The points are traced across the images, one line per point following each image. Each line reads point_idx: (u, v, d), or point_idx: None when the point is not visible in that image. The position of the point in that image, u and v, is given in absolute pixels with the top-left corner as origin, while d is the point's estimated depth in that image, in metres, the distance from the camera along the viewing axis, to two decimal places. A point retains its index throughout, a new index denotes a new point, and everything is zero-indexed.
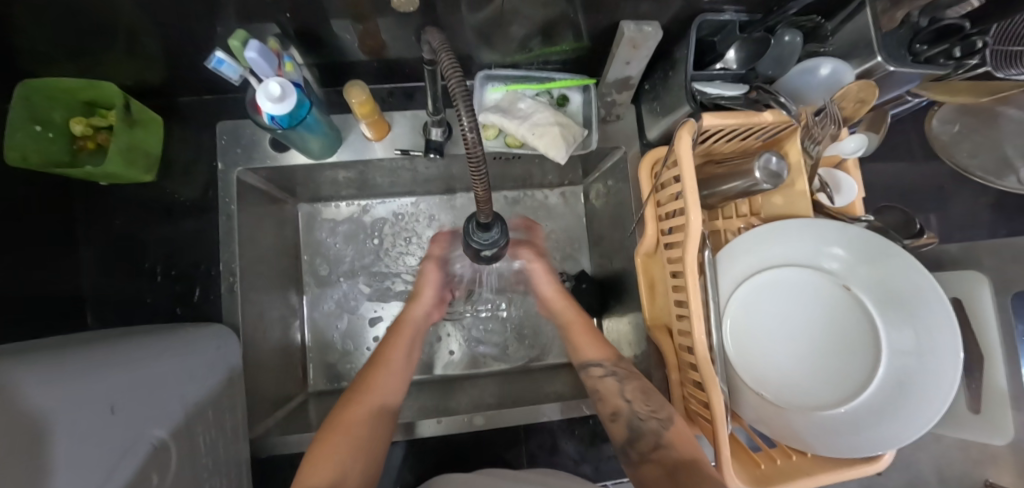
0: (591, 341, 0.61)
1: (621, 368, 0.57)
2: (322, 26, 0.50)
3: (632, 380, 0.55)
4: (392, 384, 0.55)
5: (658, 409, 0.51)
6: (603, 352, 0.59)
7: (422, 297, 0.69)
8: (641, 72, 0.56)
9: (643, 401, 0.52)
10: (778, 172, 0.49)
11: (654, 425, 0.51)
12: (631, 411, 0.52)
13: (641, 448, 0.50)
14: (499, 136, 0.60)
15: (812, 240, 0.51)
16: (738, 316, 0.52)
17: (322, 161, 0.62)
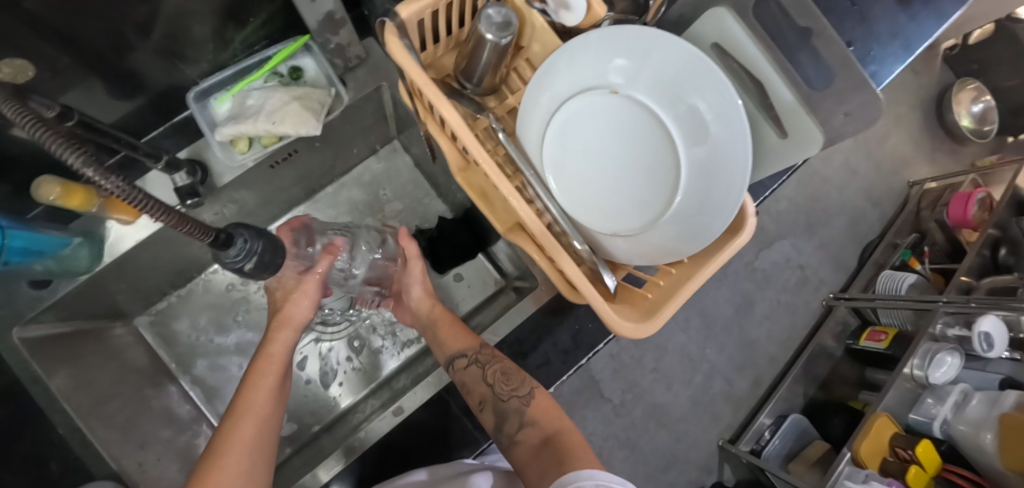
0: (456, 333, 0.60)
1: (484, 354, 0.57)
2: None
3: (490, 362, 0.56)
4: (268, 396, 0.50)
5: (518, 389, 0.55)
6: (465, 343, 0.58)
7: (297, 304, 0.55)
8: (336, 1, 0.49)
9: (503, 382, 0.55)
10: (504, 22, 0.46)
11: (517, 403, 0.54)
12: (494, 395, 0.55)
13: (507, 431, 0.54)
14: (253, 144, 0.54)
15: (582, 66, 0.48)
16: (556, 173, 0.50)
17: (98, 269, 0.56)
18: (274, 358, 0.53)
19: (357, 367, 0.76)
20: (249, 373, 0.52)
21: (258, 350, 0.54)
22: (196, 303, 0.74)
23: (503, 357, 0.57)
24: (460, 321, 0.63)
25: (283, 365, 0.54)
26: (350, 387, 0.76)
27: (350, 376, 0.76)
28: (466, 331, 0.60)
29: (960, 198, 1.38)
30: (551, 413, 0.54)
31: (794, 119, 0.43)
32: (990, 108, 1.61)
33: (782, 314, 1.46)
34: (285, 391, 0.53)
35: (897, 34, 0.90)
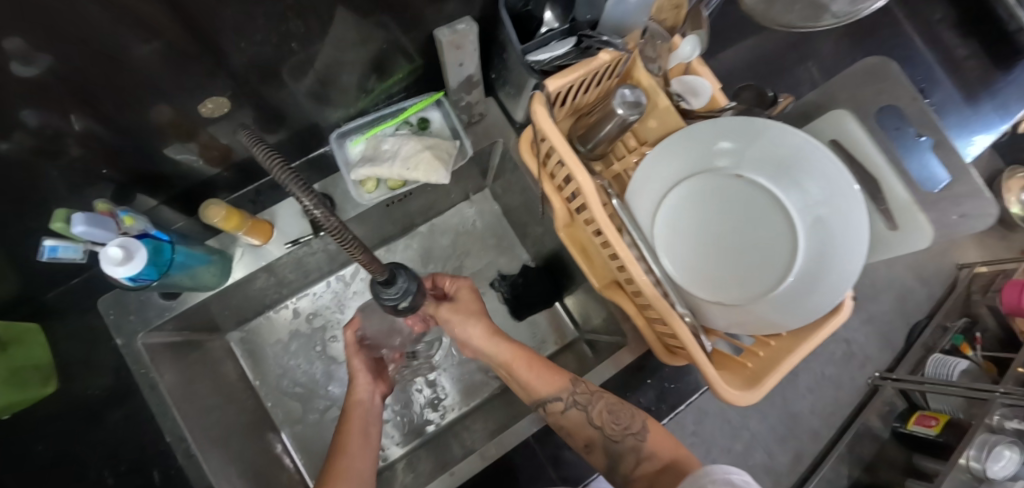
0: (540, 374, 0.54)
1: (580, 394, 0.53)
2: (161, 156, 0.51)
3: (593, 409, 0.53)
4: (362, 447, 0.54)
5: (630, 425, 0.52)
6: (553, 385, 0.53)
7: (358, 382, 0.59)
8: (478, 66, 0.56)
9: (611, 423, 0.52)
10: (635, 101, 0.51)
11: (633, 442, 0.51)
12: (603, 436, 0.52)
13: (624, 471, 0.51)
14: (380, 184, 0.59)
15: (697, 147, 0.52)
16: (668, 243, 0.53)
17: (222, 287, 0.59)
18: (357, 414, 0.57)
19: (407, 420, 0.73)
20: (342, 426, 0.56)
21: (342, 410, 0.58)
22: (283, 325, 0.76)
23: (603, 393, 0.54)
24: (546, 362, 0.55)
25: (363, 431, 0.55)
26: (399, 437, 0.72)
27: (398, 424, 0.73)
28: (554, 370, 0.55)
29: (1014, 287, 1.36)
30: (671, 446, 0.51)
31: (905, 216, 0.45)
32: None
33: (828, 388, 1.45)
34: (372, 438, 0.55)
35: (965, 128, 0.94)
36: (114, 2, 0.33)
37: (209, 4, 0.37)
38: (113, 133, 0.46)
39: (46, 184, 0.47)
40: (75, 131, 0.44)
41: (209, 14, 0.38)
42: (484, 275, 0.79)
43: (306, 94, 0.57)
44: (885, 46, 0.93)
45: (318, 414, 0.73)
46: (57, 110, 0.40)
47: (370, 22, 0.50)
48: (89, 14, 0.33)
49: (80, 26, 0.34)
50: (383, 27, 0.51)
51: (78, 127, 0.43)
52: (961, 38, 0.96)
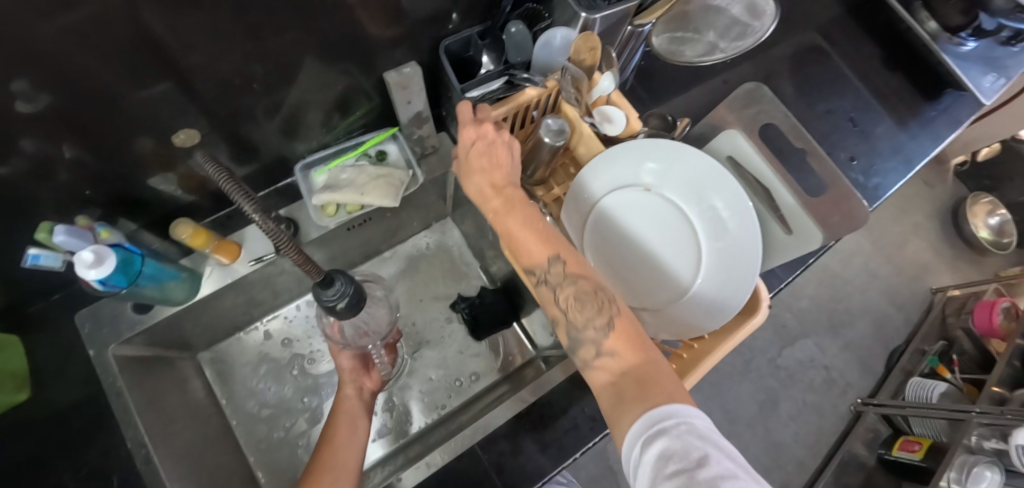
0: (533, 242, 0.48)
1: (554, 273, 0.47)
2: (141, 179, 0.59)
3: (571, 287, 0.46)
4: (350, 452, 0.58)
5: (594, 317, 0.45)
6: (537, 254, 0.48)
7: (343, 370, 0.66)
8: (426, 104, 0.64)
9: (578, 310, 0.46)
10: (559, 129, 0.57)
11: (596, 333, 0.45)
12: (567, 320, 0.47)
13: (582, 356, 0.46)
14: (340, 209, 0.66)
15: (623, 164, 0.57)
16: (594, 254, 0.58)
17: (190, 304, 0.64)
18: (343, 413, 0.62)
19: (389, 423, 0.76)
20: (329, 425, 0.61)
21: (332, 408, 0.63)
22: (254, 346, 0.80)
23: (582, 279, 0.46)
24: (543, 224, 0.49)
25: (350, 423, 0.61)
26: (380, 439, 0.75)
27: (381, 428, 0.75)
28: (546, 235, 0.48)
29: (983, 306, 1.40)
30: (636, 348, 0.43)
31: (798, 221, 0.51)
32: (1007, 221, 1.71)
33: (809, 415, 1.48)
34: (357, 438, 0.60)
35: (899, 151, 0.97)
36: (99, 50, 0.41)
37: (180, 50, 0.45)
38: (99, 162, 0.53)
39: (36, 207, 0.53)
40: (67, 159, 0.50)
41: (187, 60, 0.47)
42: (445, 297, 0.84)
43: (277, 131, 0.65)
44: (822, 80, 1.01)
45: (284, 430, 0.76)
46: (52, 140, 0.47)
47: (329, 67, 0.59)
48: (79, 60, 0.41)
49: (70, 70, 0.41)
50: (341, 69, 0.61)
51: (70, 156, 0.50)
52: (894, 71, 1.04)
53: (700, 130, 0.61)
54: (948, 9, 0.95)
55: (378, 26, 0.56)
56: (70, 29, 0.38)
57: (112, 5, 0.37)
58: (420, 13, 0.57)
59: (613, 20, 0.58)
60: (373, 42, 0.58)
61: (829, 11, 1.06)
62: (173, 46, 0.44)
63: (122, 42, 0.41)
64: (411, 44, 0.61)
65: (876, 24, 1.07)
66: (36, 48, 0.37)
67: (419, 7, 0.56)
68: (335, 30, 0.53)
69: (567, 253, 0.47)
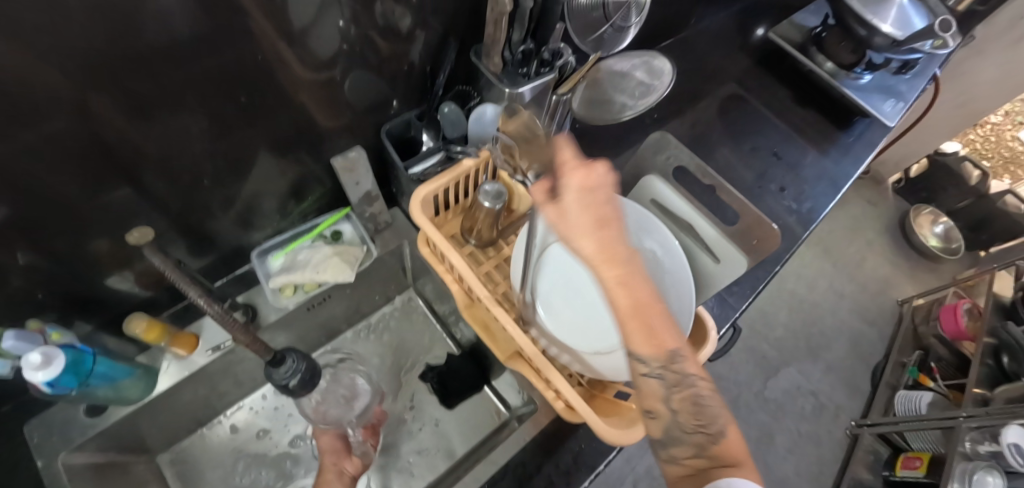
0: (642, 332, 0.38)
1: (676, 369, 0.40)
2: (100, 281, 0.60)
3: (678, 381, 0.40)
4: None
5: (704, 423, 0.41)
6: (652, 348, 0.38)
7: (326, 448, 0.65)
8: (374, 183, 0.69)
9: (690, 412, 0.41)
10: (497, 192, 0.62)
11: (703, 436, 0.41)
12: (674, 419, 0.41)
13: (672, 452, 0.43)
14: (299, 289, 0.69)
15: (556, 220, 0.62)
16: (545, 305, 0.61)
17: (146, 401, 0.64)
18: None
19: None
20: None
21: None
22: (218, 443, 0.77)
23: (697, 380, 0.41)
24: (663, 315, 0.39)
25: None
26: None
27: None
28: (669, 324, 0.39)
29: (947, 310, 1.45)
30: (740, 457, 0.40)
31: (722, 249, 0.55)
32: (950, 228, 1.83)
33: (808, 445, 1.46)
34: None
35: (826, 177, 1.05)
36: (54, 164, 0.44)
37: (134, 152, 0.49)
38: (54, 267, 0.54)
39: None
40: (21, 266, 0.51)
41: (140, 162, 0.50)
42: (414, 368, 0.84)
43: (233, 225, 0.68)
44: (745, 122, 1.11)
45: None
46: (6, 247, 0.48)
47: (278, 157, 0.64)
48: (34, 175, 0.43)
49: (26, 180, 0.43)
50: (291, 159, 0.65)
51: (24, 262, 0.51)
52: (807, 107, 1.16)
53: (624, 179, 0.67)
54: (840, 50, 1.08)
55: (321, 117, 0.62)
56: (26, 145, 0.40)
57: (65, 117, 0.41)
58: (359, 101, 0.64)
59: (538, 91, 0.66)
60: (319, 130, 0.64)
61: (740, 63, 1.20)
62: (127, 149, 0.48)
63: (74, 153, 0.44)
64: (354, 130, 0.67)
65: (783, 70, 1.21)
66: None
67: (358, 96, 0.63)
68: (282, 125, 0.59)
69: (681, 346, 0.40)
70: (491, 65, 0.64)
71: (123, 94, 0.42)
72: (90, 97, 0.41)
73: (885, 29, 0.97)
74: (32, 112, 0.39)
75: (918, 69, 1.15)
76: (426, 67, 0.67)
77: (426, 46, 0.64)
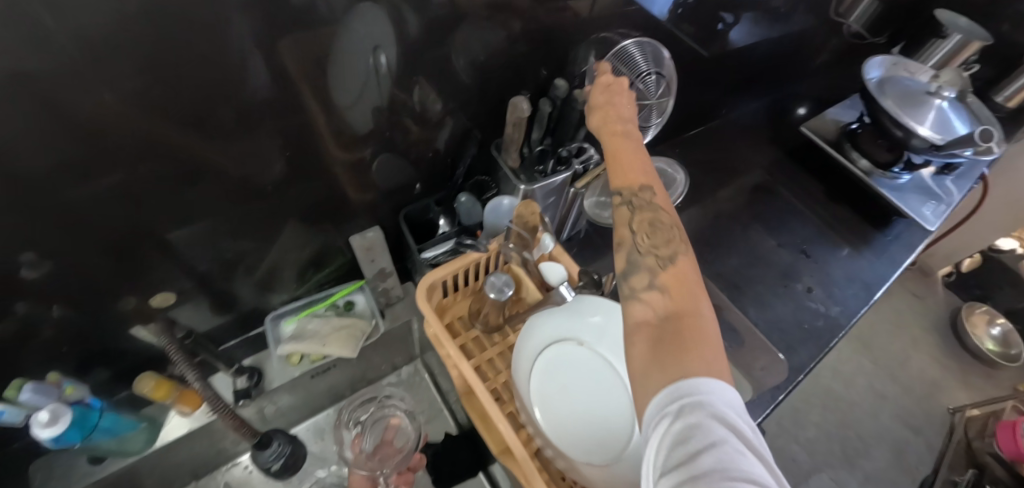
0: (618, 170, 0.51)
1: (643, 197, 0.48)
2: (125, 339, 0.64)
3: (647, 206, 0.47)
4: None
5: (660, 247, 0.45)
6: (632, 178, 0.50)
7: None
8: (389, 260, 0.71)
9: (648, 236, 0.46)
10: (504, 285, 0.62)
11: (654, 260, 0.44)
12: (632, 244, 0.46)
13: (630, 283, 0.44)
14: (304, 358, 0.70)
15: (557, 318, 0.62)
16: (541, 405, 0.57)
17: (146, 453, 0.67)
18: None
19: None
20: None
21: None
22: None
23: (660, 209, 0.47)
24: (644, 163, 0.51)
25: None
26: None
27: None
28: (643, 164, 0.51)
29: (1005, 429, 1.29)
30: (687, 289, 0.42)
31: None
32: (1009, 330, 1.67)
33: None
34: None
35: (856, 277, 1.00)
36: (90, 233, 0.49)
37: (165, 217, 0.53)
38: (83, 320, 0.58)
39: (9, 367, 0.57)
40: (55, 319, 0.55)
41: (169, 233, 0.55)
42: None
43: (252, 291, 0.72)
44: (771, 212, 1.09)
45: None
46: (43, 301, 0.52)
47: (298, 230, 0.67)
48: (71, 241, 0.48)
49: (60, 236, 0.47)
50: (311, 233, 0.69)
51: (56, 315, 0.54)
52: (837, 203, 1.13)
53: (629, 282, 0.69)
54: (874, 147, 1.07)
55: (342, 197, 0.66)
56: (67, 211, 0.45)
57: (105, 186, 0.45)
58: (381, 184, 0.68)
59: (552, 188, 0.68)
60: (341, 209, 0.68)
61: (768, 154, 1.19)
62: (158, 213, 0.52)
63: (109, 221, 0.49)
64: (375, 209, 0.71)
65: (813, 163, 1.19)
66: (37, 233, 0.45)
67: (377, 182, 0.67)
68: (305, 205, 0.64)
69: (653, 186, 0.49)
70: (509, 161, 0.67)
71: (163, 163, 0.47)
72: (137, 164, 0.45)
73: (922, 132, 0.95)
74: (79, 177, 0.43)
75: (961, 171, 1.10)
76: (450, 156, 0.71)
77: (450, 137, 0.68)
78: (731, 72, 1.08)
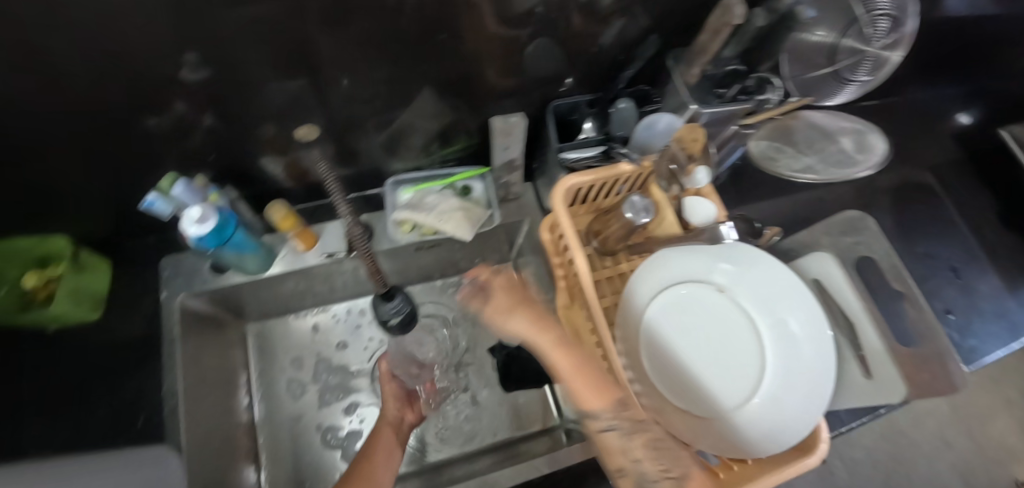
0: (590, 391, 0.48)
1: (625, 419, 0.47)
2: (253, 161, 0.64)
3: (638, 428, 0.47)
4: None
5: (671, 468, 0.45)
6: (602, 402, 0.48)
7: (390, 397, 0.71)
8: (521, 153, 0.68)
9: (658, 457, 0.46)
10: (644, 207, 0.57)
11: (671, 485, 0.44)
12: (640, 469, 0.46)
13: None
14: (416, 229, 0.70)
15: (697, 258, 0.56)
16: (649, 342, 0.53)
17: (259, 277, 0.70)
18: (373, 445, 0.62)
19: None
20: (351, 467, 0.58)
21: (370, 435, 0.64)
22: (297, 332, 0.81)
23: (651, 427, 0.48)
24: (605, 379, 0.50)
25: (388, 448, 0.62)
26: None
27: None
28: (604, 387, 0.49)
29: None
30: None
31: (881, 365, 0.48)
32: None
33: None
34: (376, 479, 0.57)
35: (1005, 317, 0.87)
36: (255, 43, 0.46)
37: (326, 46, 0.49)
38: (225, 132, 0.57)
39: (155, 161, 0.58)
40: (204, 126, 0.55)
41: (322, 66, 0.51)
42: (489, 340, 0.83)
43: (376, 151, 0.70)
44: (929, 219, 0.95)
45: (293, 424, 0.75)
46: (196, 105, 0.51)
47: (439, 100, 0.63)
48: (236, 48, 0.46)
49: (225, 43, 0.44)
50: (447, 105, 0.64)
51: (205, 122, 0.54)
52: (1008, 231, 0.97)
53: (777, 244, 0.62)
54: None
55: (492, 75, 0.60)
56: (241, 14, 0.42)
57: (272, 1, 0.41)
58: (537, 70, 0.61)
59: (721, 116, 0.61)
60: (486, 88, 0.62)
61: (944, 153, 1.02)
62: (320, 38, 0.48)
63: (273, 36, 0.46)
64: (519, 96, 0.65)
65: (993, 176, 1.02)
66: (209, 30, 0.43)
67: (533, 67, 0.60)
68: (456, 74, 0.58)
69: (629, 399, 0.49)
70: (687, 75, 0.60)
71: None
72: None
73: None
74: None
75: None
76: (619, 55, 0.62)
77: (628, 33, 0.59)
78: (944, 44, 0.89)
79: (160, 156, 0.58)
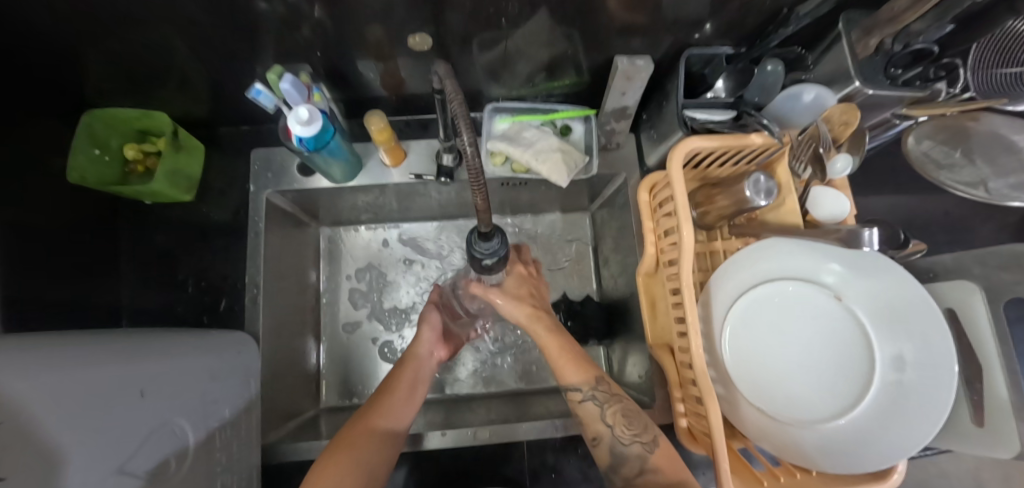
0: (571, 366, 0.57)
1: (600, 391, 0.55)
2: (350, 66, 0.60)
3: (609, 398, 0.55)
4: (394, 412, 0.55)
5: (641, 433, 0.52)
6: (580, 375, 0.56)
7: (422, 339, 0.65)
8: (636, 102, 0.62)
9: (624, 425, 0.53)
10: (768, 189, 0.51)
11: (639, 447, 0.52)
12: (613, 436, 0.53)
13: (624, 474, 0.51)
14: (507, 162, 0.67)
15: (811, 255, 0.51)
16: (734, 331, 0.50)
17: (343, 186, 0.69)
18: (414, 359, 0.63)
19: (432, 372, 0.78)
20: (393, 373, 0.61)
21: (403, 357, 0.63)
22: (364, 245, 0.82)
23: (624, 397, 0.55)
24: (579, 354, 0.58)
25: (411, 381, 0.60)
26: None
27: None
28: (585, 360, 0.57)
29: None
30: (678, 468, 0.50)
31: (1001, 418, 0.47)
32: None
33: None
34: (415, 400, 0.58)
35: None
36: None
37: None
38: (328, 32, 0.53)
39: (255, 51, 0.55)
40: (311, 21, 0.50)
41: None
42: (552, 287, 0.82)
43: (477, 75, 0.64)
44: None
45: (350, 331, 0.78)
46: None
47: (563, 30, 0.55)
48: None
49: None
50: (568, 39, 0.57)
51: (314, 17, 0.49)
52: None
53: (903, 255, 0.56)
54: None
55: (630, 12, 0.52)
56: None
57: None
58: (683, 12, 0.52)
59: (884, 101, 0.54)
60: (618, 25, 0.54)
61: None
62: None
63: None
64: (652, 38, 0.57)
65: None
66: None
67: (679, 9, 0.51)
68: (590, 6, 0.51)
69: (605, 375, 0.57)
70: (862, 46, 0.53)
71: None
72: None
73: None
74: None
75: None
76: (786, 6, 0.52)
77: None
78: None
79: (257, 47, 0.54)
